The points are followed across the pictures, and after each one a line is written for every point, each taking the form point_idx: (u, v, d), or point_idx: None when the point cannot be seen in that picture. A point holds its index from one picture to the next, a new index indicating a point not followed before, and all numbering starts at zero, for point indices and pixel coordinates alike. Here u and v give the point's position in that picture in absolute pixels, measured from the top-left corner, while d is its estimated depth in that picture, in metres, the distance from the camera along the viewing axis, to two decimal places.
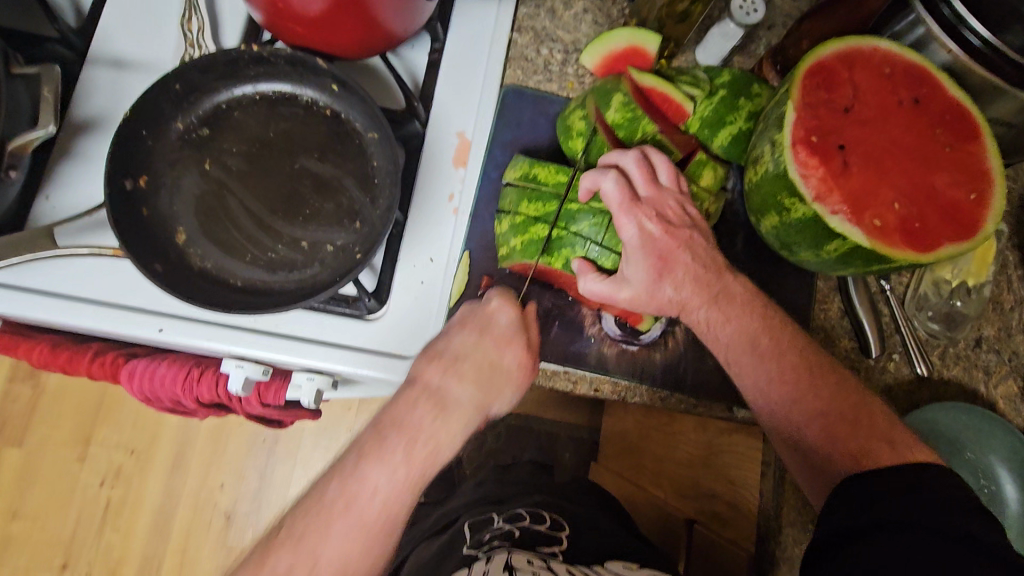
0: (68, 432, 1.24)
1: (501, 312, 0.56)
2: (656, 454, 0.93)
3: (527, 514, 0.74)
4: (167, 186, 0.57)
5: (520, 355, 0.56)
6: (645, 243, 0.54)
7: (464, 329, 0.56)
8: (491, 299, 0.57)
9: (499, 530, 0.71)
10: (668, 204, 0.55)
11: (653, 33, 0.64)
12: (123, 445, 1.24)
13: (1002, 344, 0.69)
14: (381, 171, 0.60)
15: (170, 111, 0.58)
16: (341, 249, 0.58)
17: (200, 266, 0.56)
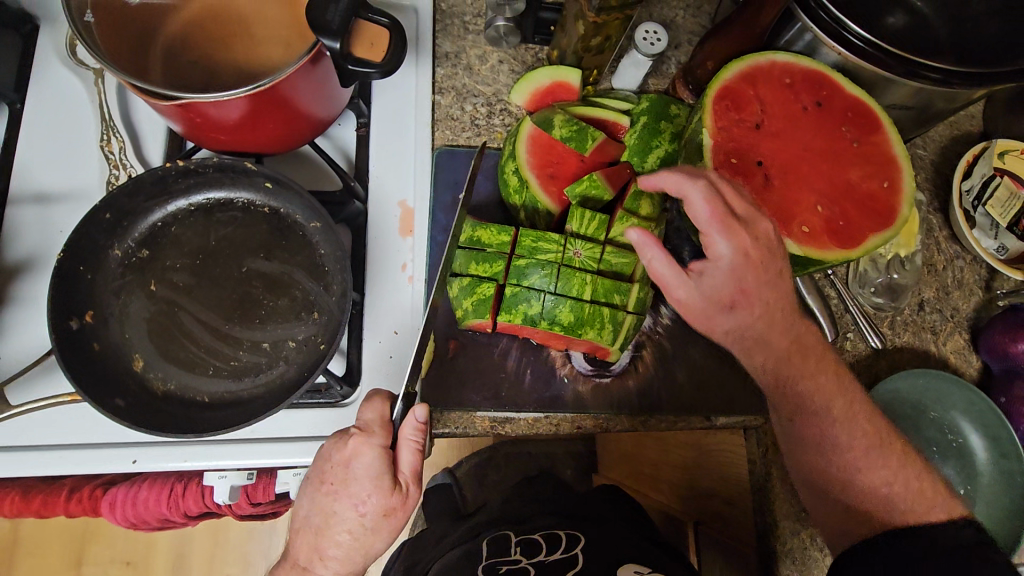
0: (58, 557, 1.18)
1: (358, 461, 0.54)
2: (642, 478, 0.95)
3: (542, 540, 0.73)
4: (114, 315, 0.56)
5: (382, 506, 0.55)
6: (718, 267, 0.51)
7: (327, 486, 0.54)
8: (346, 442, 0.54)
9: (514, 565, 0.69)
10: (759, 228, 0.51)
11: (574, 67, 0.67)
12: (118, 558, 1.20)
13: (943, 303, 0.73)
14: (329, 259, 0.60)
15: (104, 240, 0.57)
16: (304, 342, 0.58)
17: (164, 389, 0.56)
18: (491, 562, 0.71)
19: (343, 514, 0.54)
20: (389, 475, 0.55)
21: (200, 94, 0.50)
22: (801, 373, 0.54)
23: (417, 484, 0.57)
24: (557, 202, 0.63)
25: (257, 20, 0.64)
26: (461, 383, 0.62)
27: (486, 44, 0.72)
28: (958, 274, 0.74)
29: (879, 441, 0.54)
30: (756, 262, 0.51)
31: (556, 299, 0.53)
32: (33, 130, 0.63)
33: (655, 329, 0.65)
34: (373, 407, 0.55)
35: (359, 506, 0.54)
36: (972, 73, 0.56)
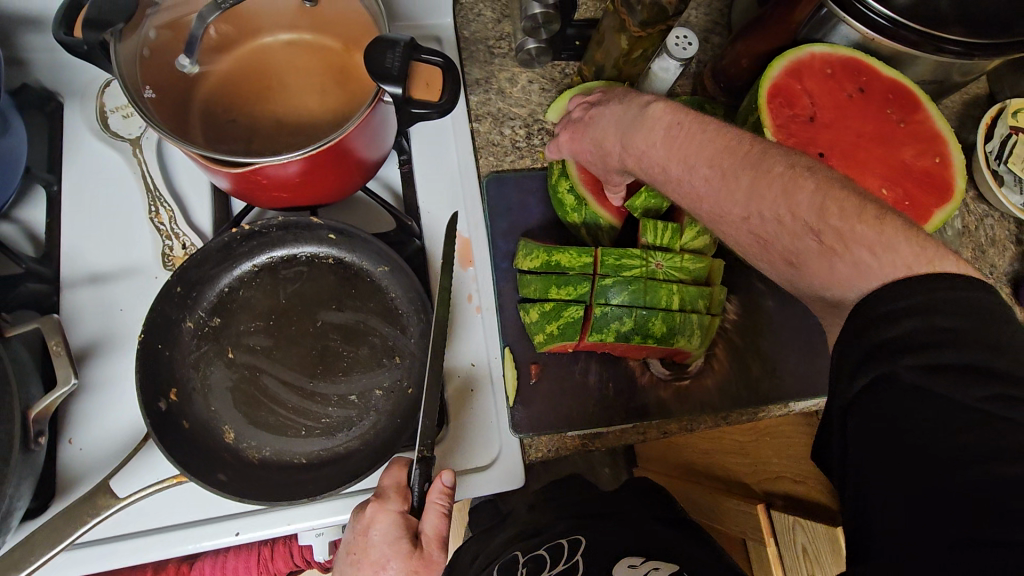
0: None
1: (374, 525, 0.50)
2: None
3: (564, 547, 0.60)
4: (197, 389, 0.55)
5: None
6: (576, 150, 0.60)
7: (350, 561, 0.50)
8: (364, 511, 0.51)
9: None
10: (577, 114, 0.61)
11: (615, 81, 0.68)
12: None
13: (981, 262, 0.76)
14: (401, 301, 0.60)
15: (176, 313, 0.56)
16: (391, 388, 0.58)
17: (260, 457, 0.55)
18: None
19: None
20: (408, 539, 0.49)
21: (269, 156, 0.50)
22: (803, 257, 0.43)
23: (443, 555, 0.50)
24: (617, 215, 0.63)
25: (293, 70, 0.61)
26: (547, 406, 0.62)
27: (514, 66, 0.72)
28: (990, 232, 0.77)
29: (814, 225, 0.41)
30: (620, 119, 0.54)
31: (644, 312, 0.54)
32: (76, 210, 0.61)
33: (724, 325, 0.66)
34: (391, 473, 0.52)
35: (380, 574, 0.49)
36: (994, 43, 0.54)
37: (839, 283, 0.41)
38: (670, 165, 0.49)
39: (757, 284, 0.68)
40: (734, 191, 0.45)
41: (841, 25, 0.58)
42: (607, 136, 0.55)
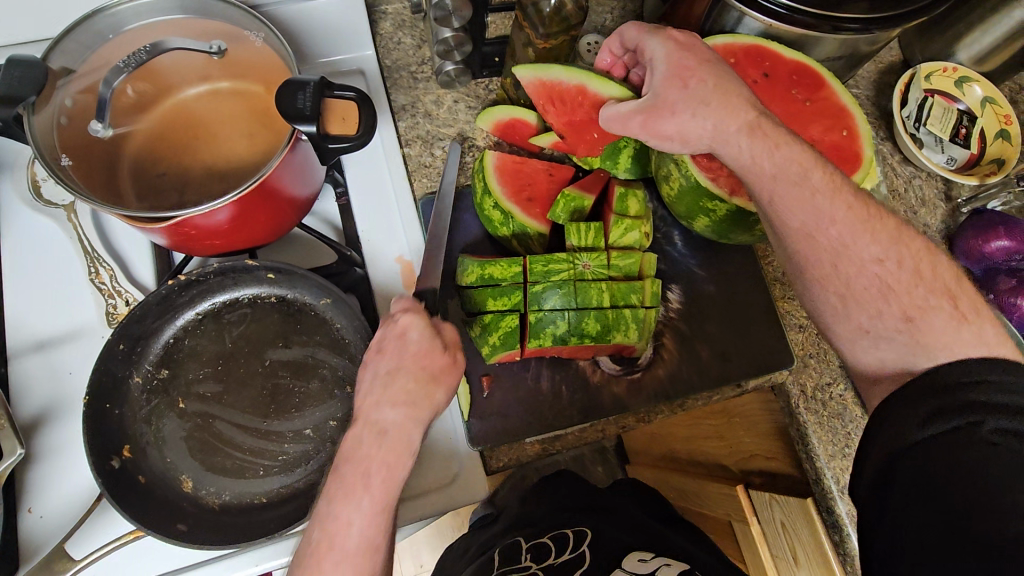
0: None
1: (412, 327, 0.51)
2: (691, 500, 1.00)
3: (555, 541, 0.69)
4: (151, 443, 0.56)
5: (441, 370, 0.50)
6: (673, 74, 0.53)
7: (383, 355, 0.51)
8: (396, 318, 0.52)
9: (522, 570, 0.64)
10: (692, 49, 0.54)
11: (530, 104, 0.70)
12: None
13: (914, 223, 0.78)
14: (347, 330, 0.61)
15: (122, 370, 0.56)
16: (344, 418, 0.58)
17: (220, 503, 0.55)
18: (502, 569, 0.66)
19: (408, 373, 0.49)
20: (416, 336, 0.51)
21: (192, 207, 0.51)
22: (923, 317, 0.46)
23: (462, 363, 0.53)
24: (545, 223, 0.65)
25: (218, 121, 0.62)
26: (503, 417, 0.62)
27: (438, 88, 0.74)
28: (919, 193, 0.80)
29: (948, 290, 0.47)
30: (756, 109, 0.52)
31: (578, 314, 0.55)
32: (17, 280, 0.62)
33: (669, 316, 0.68)
34: (403, 299, 0.53)
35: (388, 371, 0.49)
36: (889, 15, 0.56)
37: (953, 346, 0.45)
38: (813, 171, 0.49)
39: (696, 271, 0.69)
40: (878, 229, 0.48)
41: (745, 17, 0.60)
42: (737, 106, 0.51)
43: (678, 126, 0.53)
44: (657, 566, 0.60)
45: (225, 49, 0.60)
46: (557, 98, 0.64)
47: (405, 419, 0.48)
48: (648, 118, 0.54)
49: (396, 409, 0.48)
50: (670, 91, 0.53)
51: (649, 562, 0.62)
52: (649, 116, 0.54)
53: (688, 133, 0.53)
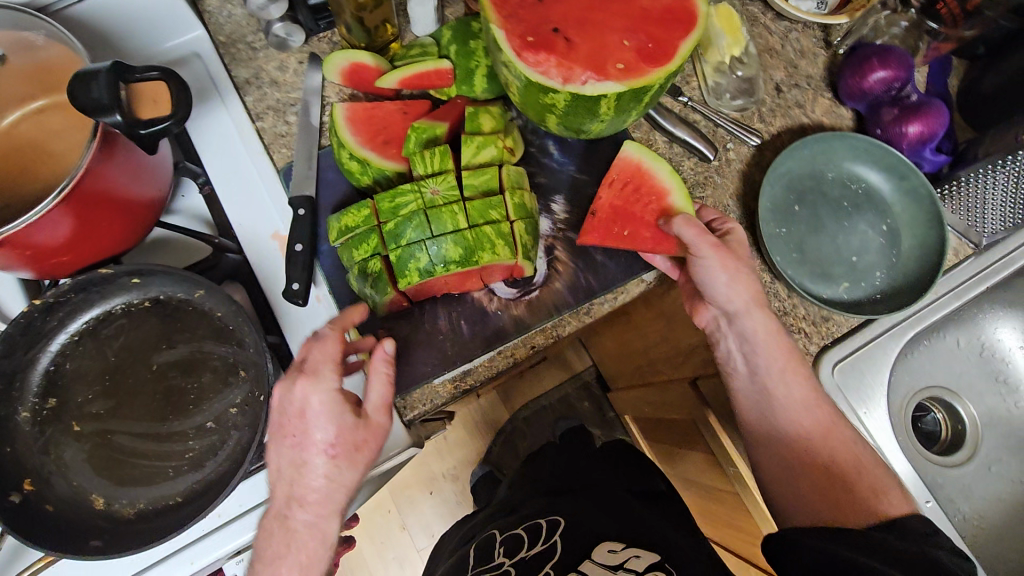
0: None
1: (316, 397, 0.52)
2: (660, 409, 1.04)
3: (525, 534, 0.72)
4: (55, 471, 0.55)
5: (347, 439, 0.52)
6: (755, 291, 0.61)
7: (287, 444, 0.52)
8: (295, 387, 0.52)
9: (495, 571, 0.67)
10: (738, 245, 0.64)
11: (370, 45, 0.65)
12: None
13: (797, 77, 0.76)
14: (228, 316, 0.59)
15: (7, 409, 0.55)
16: (244, 402, 0.58)
17: (137, 512, 0.55)
18: (474, 573, 0.68)
19: (314, 465, 0.52)
20: (352, 412, 0.53)
21: (13, 223, 0.48)
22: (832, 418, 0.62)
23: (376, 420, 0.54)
24: (403, 161, 0.63)
25: (48, 136, 0.61)
26: (408, 365, 0.61)
27: (278, 53, 0.70)
28: (798, 45, 0.77)
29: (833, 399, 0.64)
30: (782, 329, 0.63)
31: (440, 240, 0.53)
32: None
33: (557, 229, 0.66)
34: (319, 348, 0.53)
35: (329, 450, 0.52)
36: None
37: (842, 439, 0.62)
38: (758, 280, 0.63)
39: (577, 176, 0.67)
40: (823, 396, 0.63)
41: None
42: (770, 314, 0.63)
43: (754, 326, 0.61)
44: (625, 557, 0.63)
45: (4, 55, 0.56)
46: (642, 188, 0.65)
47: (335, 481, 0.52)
48: (718, 248, 0.59)
49: (325, 461, 0.52)
50: (732, 244, 0.62)
51: (619, 552, 0.64)
52: (724, 253, 0.60)
53: (733, 291, 0.60)
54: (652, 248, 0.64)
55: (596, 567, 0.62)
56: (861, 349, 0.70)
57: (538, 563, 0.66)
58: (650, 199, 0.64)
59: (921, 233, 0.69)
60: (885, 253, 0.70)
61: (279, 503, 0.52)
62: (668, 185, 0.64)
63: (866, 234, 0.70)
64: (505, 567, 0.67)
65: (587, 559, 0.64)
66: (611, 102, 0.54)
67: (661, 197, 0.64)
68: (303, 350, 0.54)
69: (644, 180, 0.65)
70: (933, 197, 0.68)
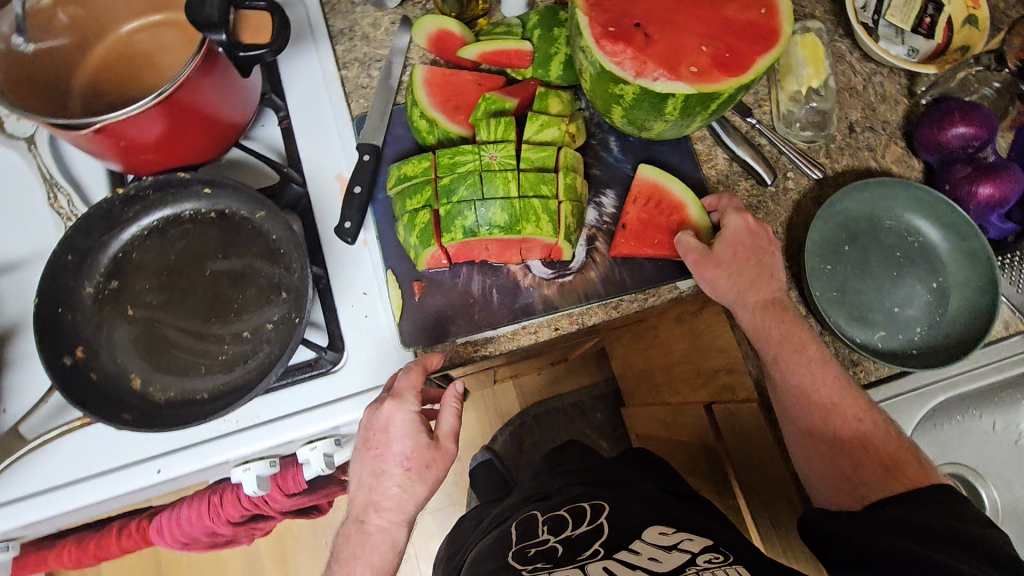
0: None
1: (398, 418, 0.55)
2: (670, 431, 1.03)
3: (569, 515, 0.73)
4: (104, 346, 0.60)
5: (422, 457, 0.56)
6: (741, 289, 0.62)
7: (370, 450, 0.56)
8: (382, 408, 0.56)
9: (541, 546, 0.67)
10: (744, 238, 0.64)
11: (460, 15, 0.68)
12: None
13: (873, 120, 0.75)
14: (282, 240, 0.63)
15: (74, 281, 0.61)
16: (280, 321, 0.61)
17: (166, 398, 0.59)
18: (519, 546, 0.69)
19: (391, 474, 0.56)
20: (428, 434, 0.56)
21: (115, 114, 0.53)
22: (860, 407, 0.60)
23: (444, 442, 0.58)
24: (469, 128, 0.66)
25: (160, 50, 0.66)
26: (435, 320, 0.64)
27: (374, 11, 0.75)
28: (881, 89, 0.76)
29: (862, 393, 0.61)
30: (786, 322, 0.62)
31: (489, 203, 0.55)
32: None
33: (602, 221, 0.67)
34: (408, 376, 0.57)
35: (406, 463, 0.56)
36: None
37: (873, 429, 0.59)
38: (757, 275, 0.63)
39: (632, 175, 0.69)
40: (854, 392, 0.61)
41: None
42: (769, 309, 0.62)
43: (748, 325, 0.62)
44: (677, 539, 0.64)
45: None
46: (660, 205, 0.67)
47: (407, 487, 0.56)
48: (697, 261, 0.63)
49: (402, 471, 0.56)
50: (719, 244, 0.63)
51: (670, 535, 0.65)
52: (703, 263, 0.63)
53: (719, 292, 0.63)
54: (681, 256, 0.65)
55: (647, 544, 0.63)
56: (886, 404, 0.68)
57: (585, 541, 0.66)
58: (664, 214, 0.67)
59: (970, 296, 0.67)
60: (930, 311, 0.68)
61: (358, 509, 0.57)
62: (681, 200, 0.67)
63: (914, 288, 0.69)
64: (550, 543, 0.68)
65: (638, 539, 0.65)
66: (679, 102, 0.55)
67: (677, 212, 0.67)
68: (392, 378, 0.59)
69: (663, 198, 0.67)
70: (992, 262, 0.65)
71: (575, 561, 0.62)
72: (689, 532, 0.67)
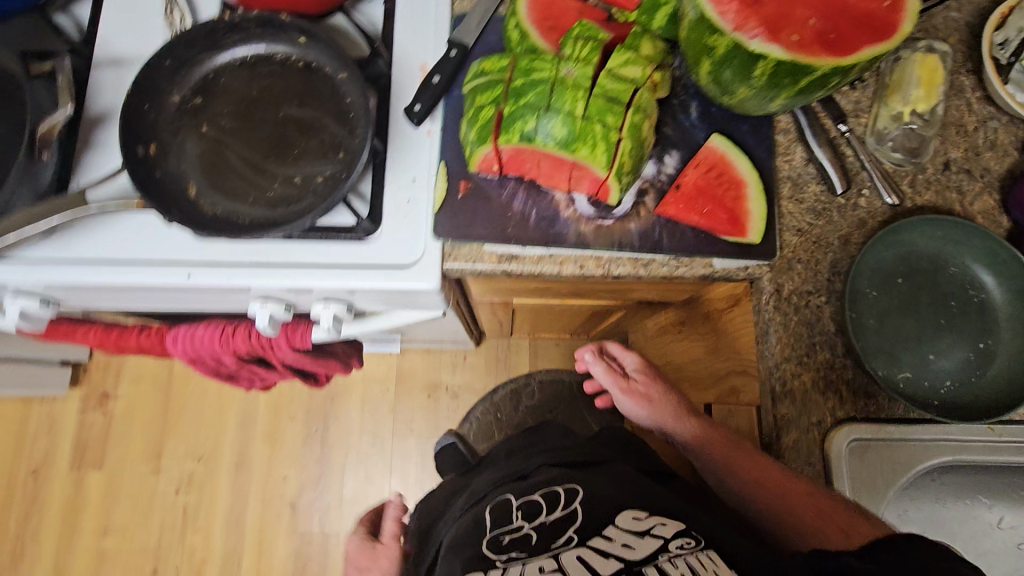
0: (163, 444, 1.55)
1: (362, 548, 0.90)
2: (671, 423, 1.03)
3: (544, 500, 0.72)
4: (173, 151, 0.64)
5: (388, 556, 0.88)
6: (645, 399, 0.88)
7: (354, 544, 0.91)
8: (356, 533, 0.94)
9: (515, 533, 0.68)
10: (637, 386, 0.89)
11: None
12: (223, 443, 1.55)
13: (972, 164, 0.70)
14: (354, 106, 0.66)
15: (165, 86, 0.65)
16: (330, 177, 0.64)
17: (211, 212, 0.63)
18: (494, 533, 0.70)
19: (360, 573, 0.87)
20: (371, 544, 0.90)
21: None
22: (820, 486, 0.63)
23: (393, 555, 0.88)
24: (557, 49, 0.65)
25: None
26: (470, 221, 0.66)
27: None
28: (991, 136, 0.71)
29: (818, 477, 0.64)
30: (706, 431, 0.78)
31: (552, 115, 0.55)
32: (112, 7, 0.73)
33: (657, 178, 0.66)
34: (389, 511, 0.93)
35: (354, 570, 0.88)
36: None
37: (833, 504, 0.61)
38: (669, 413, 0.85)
39: (702, 145, 0.68)
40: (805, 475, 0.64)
41: None
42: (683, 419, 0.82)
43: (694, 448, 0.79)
44: (653, 524, 0.62)
45: None
46: (722, 175, 0.67)
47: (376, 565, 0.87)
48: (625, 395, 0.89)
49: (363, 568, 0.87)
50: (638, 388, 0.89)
51: (645, 520, 0.63)
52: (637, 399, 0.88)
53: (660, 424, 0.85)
54: (725, 229, 0.65)
55: (622, 532, 0.62)
56: (887, 442, 0.65)
57: (561, 525, 0.66)
58: (725, 186, 0.66)
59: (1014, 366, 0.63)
60: (968, 369, 0.64)
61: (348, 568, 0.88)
62: (744, 173, 0.67)
63: (958, 342, 0.65)
64: (524, 530, 0.68)
65: (610, 526, 0.64)
66: (769, 67, 0.53)
67: (738, 185, 0.66)
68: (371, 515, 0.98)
69: (726, 170, 0.67)
70: None
71: (549, 550, 0.63)
72: (665, 516, 0.64)
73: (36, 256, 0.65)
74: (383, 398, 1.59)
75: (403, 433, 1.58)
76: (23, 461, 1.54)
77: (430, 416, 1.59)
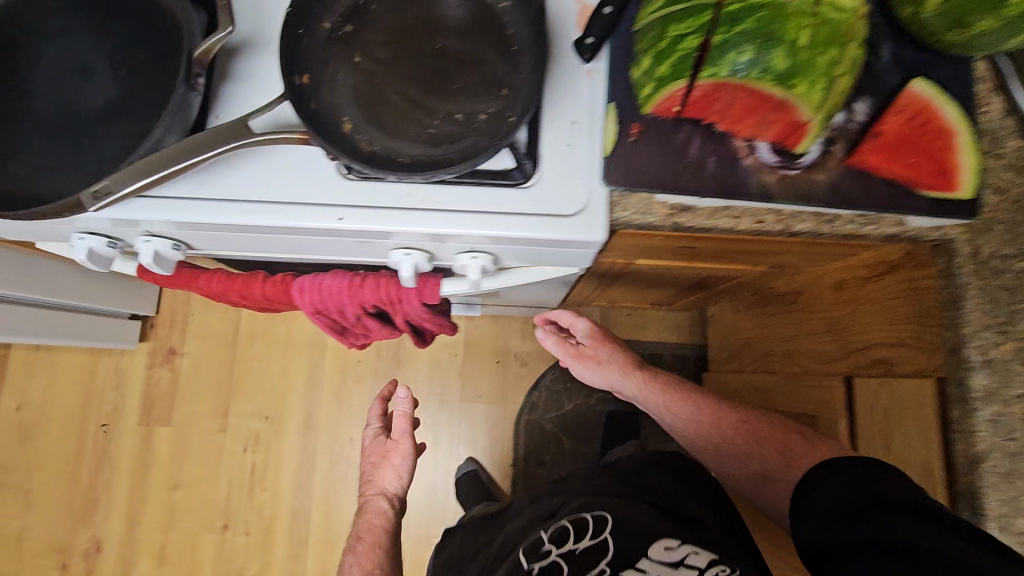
0: (229, 402, 1.53)
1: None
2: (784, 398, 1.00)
3: (591, 521, 0.79)
4: (326, 83, 0.60)
5: None
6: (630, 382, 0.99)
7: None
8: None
9: (547, 561, 0.76)
10: (591, 348, 1.02)
11: None
12: (290, 404, 1.53)
13: None
14: (517, 38, 0.61)
15: (318, 11, 0.60)
16: (493, 115, 0.59)
17: (370, 150, 0.59)
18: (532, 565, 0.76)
19: None
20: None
21: None
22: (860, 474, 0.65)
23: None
24: None
25: None
26: (643, 168, 0.61)
27: None
28: None
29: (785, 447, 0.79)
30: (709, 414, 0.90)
31: (773, 47, 0.49)
32: None
33: (849, 125, 0.60)
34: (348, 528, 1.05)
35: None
36: None
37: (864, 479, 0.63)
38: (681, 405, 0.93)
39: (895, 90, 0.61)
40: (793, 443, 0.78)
41: None
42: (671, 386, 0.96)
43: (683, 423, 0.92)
44: (686, 552, 0.71)
45: None
46: (925, 121, 0.61)
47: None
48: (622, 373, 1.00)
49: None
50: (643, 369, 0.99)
51: (676, 550, 0.71)
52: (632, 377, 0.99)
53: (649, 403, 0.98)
54: (932, 184, 0.60)
55: (655, 563, 0.71)
56: None
57: (593, 558, 0.74)
58: (928, 133, 0.60)
59: None
60: None
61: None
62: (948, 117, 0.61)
63: None
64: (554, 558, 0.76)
65: (646, 559, 0.71)
66: None
67: (943, 131, 0.61)
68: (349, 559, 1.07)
69: (931, 117, 0.61)
70: None
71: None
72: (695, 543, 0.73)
73: (174, 195, 0.60)
74: (451, 363, 1.56)
75: (471, 399, 1.56)
76: (92, 414, 1.54)
77: (498, 383, 1.57)
